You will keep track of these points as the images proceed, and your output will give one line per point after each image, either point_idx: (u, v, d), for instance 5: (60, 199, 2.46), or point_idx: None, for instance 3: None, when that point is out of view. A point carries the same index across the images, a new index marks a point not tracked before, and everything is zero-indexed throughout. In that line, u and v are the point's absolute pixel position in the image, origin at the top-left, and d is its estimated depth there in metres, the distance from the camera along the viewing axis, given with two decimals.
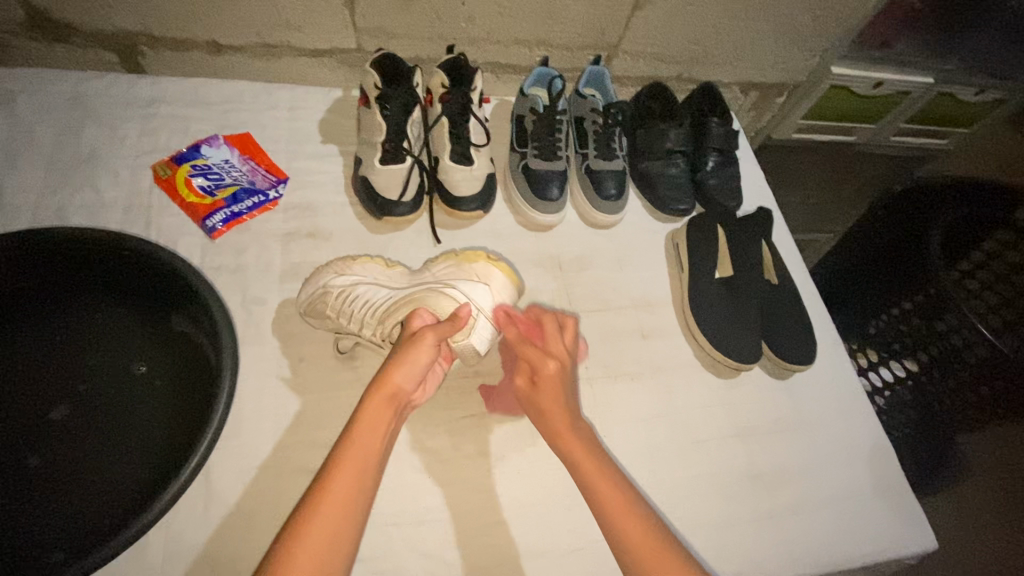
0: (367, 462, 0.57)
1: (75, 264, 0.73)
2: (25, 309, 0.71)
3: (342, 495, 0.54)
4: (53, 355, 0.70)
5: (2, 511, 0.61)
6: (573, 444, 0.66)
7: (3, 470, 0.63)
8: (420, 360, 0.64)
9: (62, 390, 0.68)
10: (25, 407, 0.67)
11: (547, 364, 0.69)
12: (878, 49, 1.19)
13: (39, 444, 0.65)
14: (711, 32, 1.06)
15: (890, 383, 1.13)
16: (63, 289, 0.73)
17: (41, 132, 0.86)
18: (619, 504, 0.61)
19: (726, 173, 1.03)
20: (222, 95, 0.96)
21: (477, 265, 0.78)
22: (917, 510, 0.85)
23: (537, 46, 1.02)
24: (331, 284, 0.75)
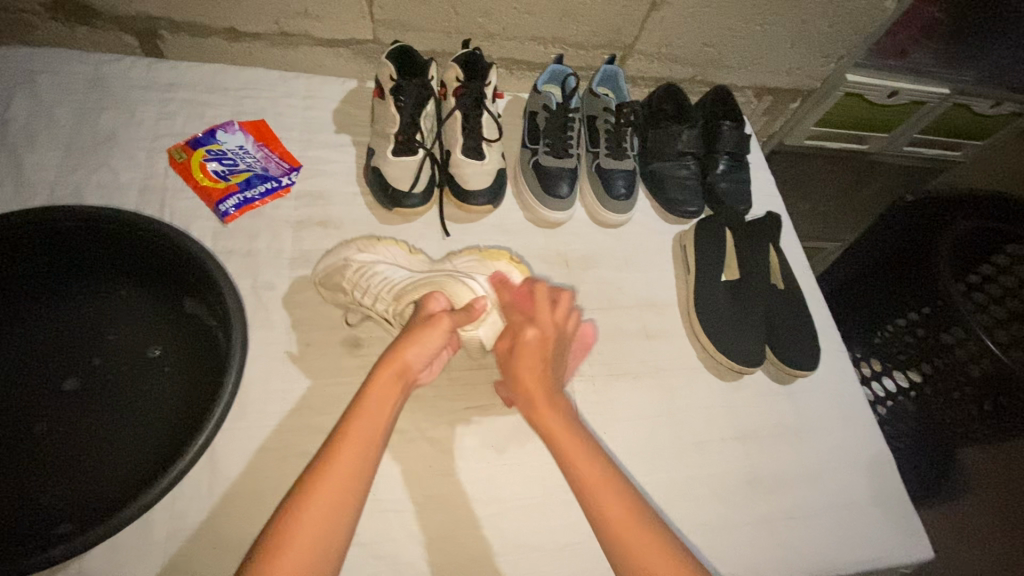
0: (370, 440, 0.58)
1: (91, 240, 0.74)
2: (42, 282, 0.73)
3: (344, 473, 0.55)
4: (68, 328, 0.71)
5: (13, 478, 0.62)
6: (551, 421, 0.67)
7: (12, 437, 0.64)
8: (433, 339, 0.65)
9: (74, 365, 0.69)
10: (38, 377, 0.68)
11: (528, 331, 0.69)
12: (894, 58, 1.18)
13: (50, 413, 0.66)
14: (726, 35, 1.06)
15: (892, 394, 1.15)
16: (80, 265, 0.74)
17: (61, 112, 0.88)
18: (596, 483, 0.62)
19: (736, 177, 1.03)
20: (239, 81, 0.97)
21: (499, 263, 0.80)
22: (915, 521, 0.85)
23: (552, 43, 1.02)
24: (353, 259, 0.76)
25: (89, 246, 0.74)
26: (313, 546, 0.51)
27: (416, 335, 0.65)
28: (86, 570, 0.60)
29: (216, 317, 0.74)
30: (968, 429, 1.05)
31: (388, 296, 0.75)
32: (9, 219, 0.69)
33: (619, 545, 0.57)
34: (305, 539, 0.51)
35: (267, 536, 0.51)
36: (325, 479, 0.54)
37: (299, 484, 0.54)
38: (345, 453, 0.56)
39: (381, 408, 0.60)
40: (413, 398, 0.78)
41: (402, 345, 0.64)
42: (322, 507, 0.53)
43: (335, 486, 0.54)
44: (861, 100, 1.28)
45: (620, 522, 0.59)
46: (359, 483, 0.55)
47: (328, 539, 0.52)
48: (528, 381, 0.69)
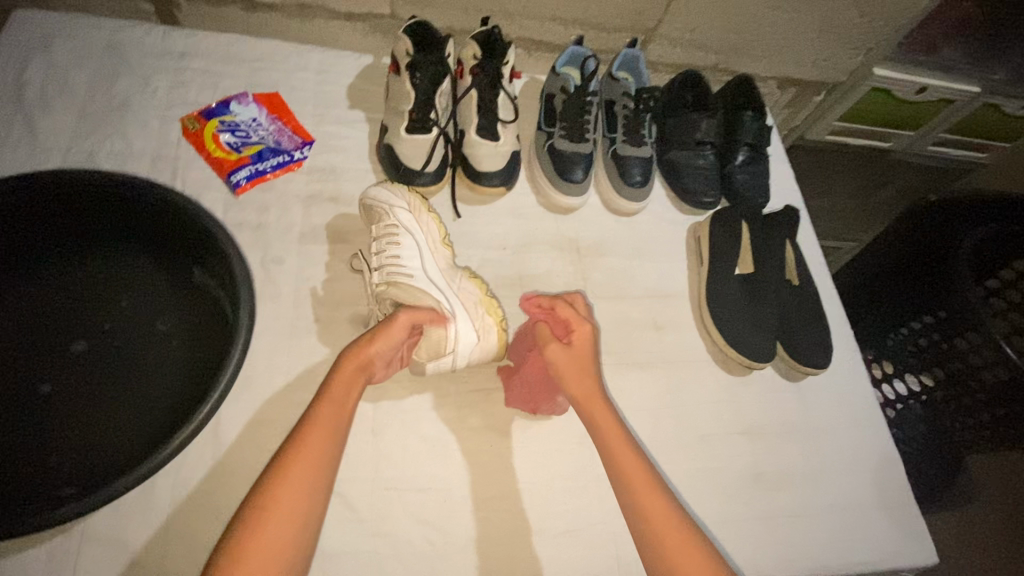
0: (336, 428, 0.59)
1: (104, 206, 0.74)
2: (55, 246, 0.73)
3: (314, 457, 0.56)
4: (79, 292, 0.72)
5: (22, 437, 0.63)
6: (605, 417, 0.67)
7: (18, 396, 0.65)
8: (397, 336, 0.67)
9: (84, 329, 0.70)
10: (48, 338, 0.68)
11: (584, 326, 0.70)
12: (925, 53, 1.16)
13: (57, 373, 0.67)
14: (752, 22, 1.03)
15: (903, 398, 1.16)
16: (93, 230, 0.74)
17: (76, 77, 0.87)
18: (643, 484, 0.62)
19: (756, 169, 1.01)
20: (253, 52, 0.96)
21: (489, 321, 0.73)
22: (920, 525, 0.84)
23: (573, 24, 1.00)
24: (389, 206, 0.77)
25: (100, 212, 0.74)
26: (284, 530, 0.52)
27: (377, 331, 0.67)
28: (90, 530, 0.61)
29: (224, 289, 0.73)
30: (976, 434, 1.08)
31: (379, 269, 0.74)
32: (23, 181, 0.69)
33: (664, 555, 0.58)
34: (279, 522, 0.52)
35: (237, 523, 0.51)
36: (295, 463, 0.55)
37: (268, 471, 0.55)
38: (312, 440, 0.57)
39: (342, 401, 0.61)
40: (417, 377, 0.78)
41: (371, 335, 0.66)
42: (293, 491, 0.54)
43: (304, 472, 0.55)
44: (887, 96, 1.25)
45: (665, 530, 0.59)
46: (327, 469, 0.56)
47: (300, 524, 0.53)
48: (574, 379, 0.68)
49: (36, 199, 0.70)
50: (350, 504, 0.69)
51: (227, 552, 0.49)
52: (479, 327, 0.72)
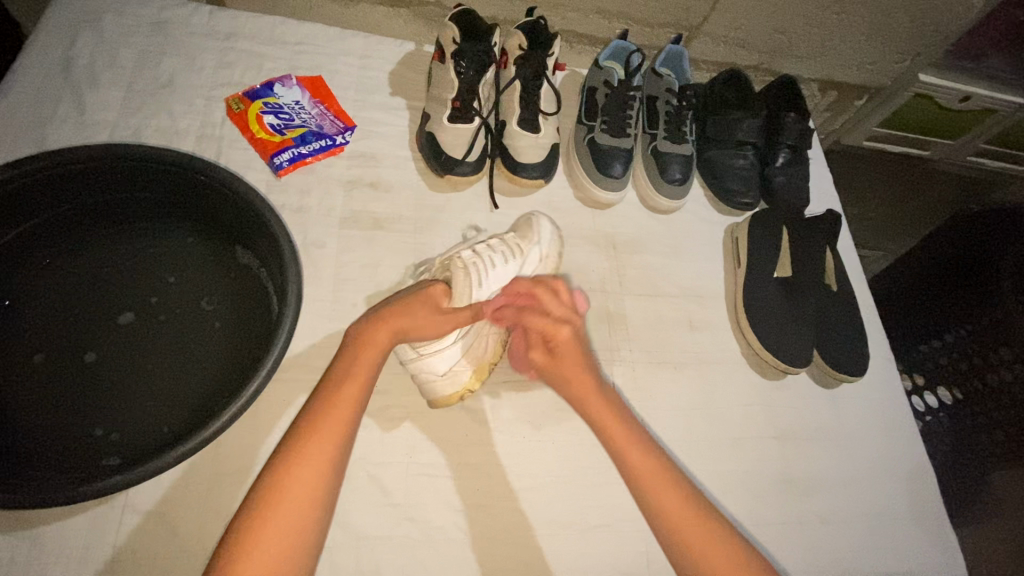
0: (348, 422, 0.56)
1: (155, 182, 0.75)
2: (107, 219, 0.74)
3: (304, 482, 0.52)
4: (128, 265, 0.72)
5: (72, 404, 0.64)
6: (608, 417, 0.65)
7: (65, 365, 0.66)
8: (422, 328, 0.65)
9: (132, 301, 0.70)
10: (97, 309, 0.69)
11: (562, 330, 0.65)
12: (968, 60, 1.13)
13: (104, 343, 0.68)
14: (800, 22, 1.01)
15: (932, 410, 1.11)
16: (143, 204, 0.75)
17: (124, 54, 0.88)
18: (655, 476, 0.61)
19: (796, 172, 0.99)
20: (297, 35, 0.96)
21: (462, 377, 0.73)
22: (952, 540, 0.83)
23: (617, 18, 0.99)
24: (536, 238, 0.81)
25: (154, 188, 0.75)
26: (294, 525, 0.50)
27: (410, 310, 0.65)
28: (132, 502, 0.62)
29: (270, 270, 0.74)
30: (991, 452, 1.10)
31: (477, 256, 0.74)
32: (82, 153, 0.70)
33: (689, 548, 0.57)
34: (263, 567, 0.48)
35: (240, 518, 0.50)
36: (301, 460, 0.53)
37: (270, 468, 0.53)
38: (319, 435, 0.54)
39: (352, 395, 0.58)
40: None
41: (394, 318, 0.63)
42: (301, 486, 0.52)
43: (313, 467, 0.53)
44: (931, 103, 1.22)
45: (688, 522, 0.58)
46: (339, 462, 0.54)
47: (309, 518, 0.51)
48: (572, 386, 0.67)
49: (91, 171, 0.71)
50: (385, 488, 0.69)
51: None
52: (455, 368, 0.72)
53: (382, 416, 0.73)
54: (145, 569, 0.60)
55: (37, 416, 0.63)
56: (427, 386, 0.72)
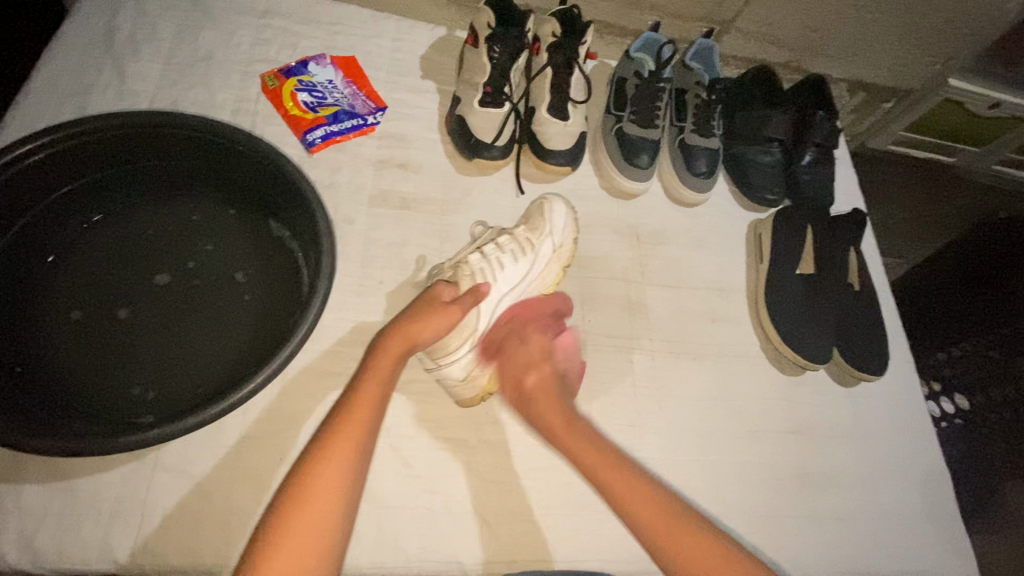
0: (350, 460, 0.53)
1: (196, 150, 0.76)
2: (148, 185, 0.76)
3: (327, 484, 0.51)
4: (166, 230, 0.74)
5: (107, 358, 0.66)
6: (552, 422, 0.64)
7: (99, 319, 0.68)
8: (442, 330, 0.64)
9: (168, 263, 0.72)
10: (135, 269, 0.71)
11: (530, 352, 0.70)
12: (1003, 67, 1.11)
13: (138, 302, 0.70)
14: (833, 20, 1.00)
15: (950, 415, 1.12)
16: (183, 173, 0.77)
17: (163, 27, 0.89)
18: (643, 503, 0.57)
19: (823, 170, 0.99)
20: (332, 16, 0.97)
21: (485, 381, 0.72)
22: (966, 543, 0.83)
23: (649, 10, 0.99)
24: (548, 229, 0.80)
25: (197, 158, 0.77)
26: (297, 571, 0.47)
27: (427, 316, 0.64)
28: (162, 461, 0.63)
29: (304, 242, 0.75)
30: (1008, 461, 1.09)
31: (486, 259, 0.74)
32: (130, 120, 0.72)
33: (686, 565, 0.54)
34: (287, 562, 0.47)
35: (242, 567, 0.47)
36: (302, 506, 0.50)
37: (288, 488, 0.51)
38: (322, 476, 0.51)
39: (361, 418, 0.55)
40: None
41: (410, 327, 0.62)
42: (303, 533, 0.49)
43: (318, 512, 0.50)
44: (961, 108, 1.21)
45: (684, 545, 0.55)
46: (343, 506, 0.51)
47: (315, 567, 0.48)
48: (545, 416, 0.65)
49: (137, 136, 0.73)
50: (406, 460, 0.70)
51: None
52: (476, 373, 0.71)
53: (405, 391, 0.74)
54: (174, 525, 0.61)
55: (75, 370, 0.65)
56: (454, 388, 0.71)
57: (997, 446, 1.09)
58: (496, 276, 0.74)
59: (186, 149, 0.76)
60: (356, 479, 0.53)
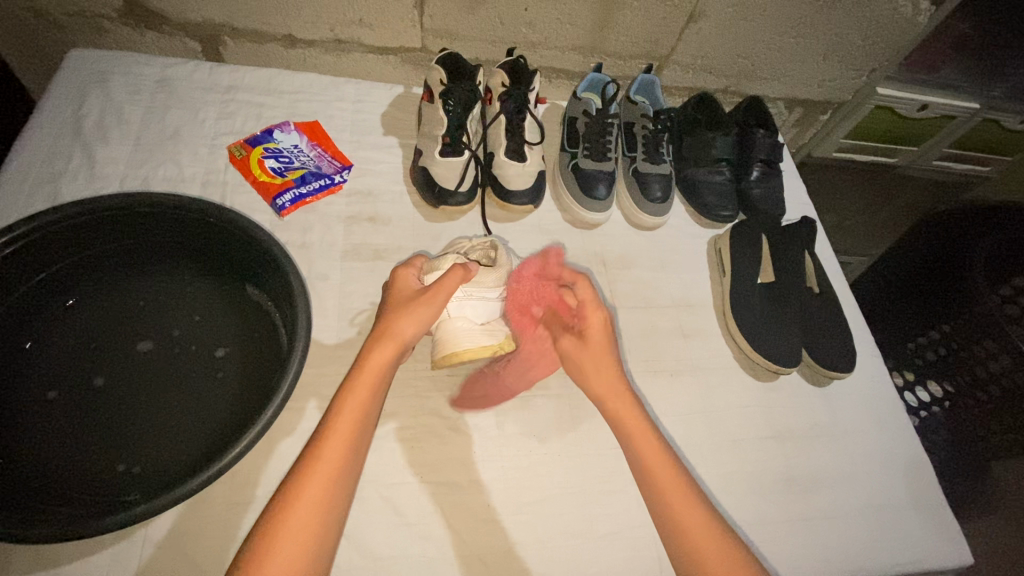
0: (350, 446, 0.59)
1: (171, 225, 0.80)
2: (127, 263, 0.79)
3: (325, 479, 0.57)
4: (147, 302, 0.76)
5: (92, 435, 0.67)
6: (612, 380, 0.72)
7: (78, 395, 0.69)
8: (427, 319, 0.68)
9: (150, 331, 0.74)
10: (118, 342, 0.73)
11: (596, 316, 0.72)
12: (924, 72, 1.19)
13: (121, 372, 0.71)
14: (760, 47, 1.09)
15: (926, 404, 1.18)
16: (162, 247, 0.80)
17: (130, 110, 0.93)
18: (643, 435, 0.68)
19: (771, 184, 1.04)
20: (293, 85, 1.02)
21: (499, 337, 0.76)
22: (955, 527, 0.84)
23: (591, 53, 1.06)
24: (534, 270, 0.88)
25: (173, 231, 0.80)
26: (302, 551, 0.53)
27: (413, 309, 0.68)
28: (152, 535, 0.63)
29: (279, 302, 0.78)
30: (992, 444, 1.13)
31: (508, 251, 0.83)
32: (104, 202, 0.75)
33: (671, 512, 0.62)
34: (284, 545, 0.52)
35: (245, 550, 0.52)
36: (305, 492, 0.55)
37: (286, 482, 0.57)
38: (322, 464, 0.57)
39: (352, 422, 0.61)
40: (457, 385, 0.81)
41: (396, 331, 0.67)
42: (303, 517, 0.54)
43: (309, 507, 0.55)
44: (891, 113, 1.29)
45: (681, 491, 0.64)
46: (342, 492, 0.57)
47: (303, 559, 0.53)
48: (595, 374, 0.72)
49: (113, 218, 0.77)
50: (398, 508, 0.71)
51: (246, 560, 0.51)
52: (488, 322, 0.76)
53: (390, 438, 0.75)
54: None
55: (58, 451, 0.65)
56: (455, 336, 0.74)
57: (980, 431, 1.13)
58: (514, 263, 0.81)
59: (161, 225, 0.79)
60: (348, 478, 0.58)
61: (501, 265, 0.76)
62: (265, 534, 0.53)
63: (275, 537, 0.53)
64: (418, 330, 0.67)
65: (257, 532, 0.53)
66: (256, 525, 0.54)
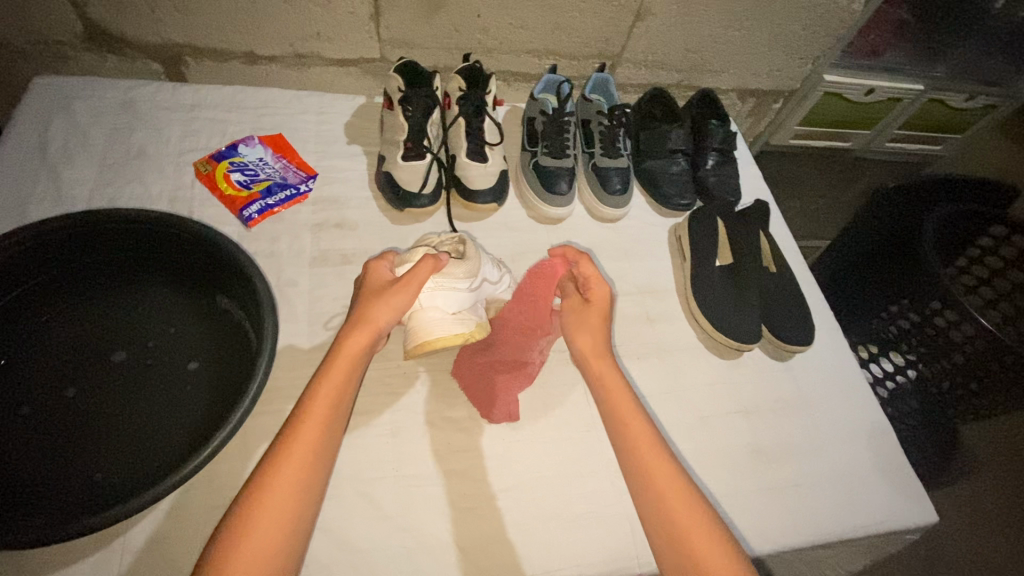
0: (326, 428, 0.61)
1: (139, 240, 0.81)
2: (97, 279, 0.80)
3: (302, 460, 0.59)
4: (120, 316, 0.78)
5: (69, 446, 0.67)
6: (602, 361, 0.77)
7: (55, 407, 0.70)
8: (400, 308, 0.70)
9: (124, 342, 0.76)
10: (92, 355, 0.74)
11: (599, 286, 0.79)
12: (868, 57, 1.27)
13: (96, 383, 0.72)
14: (707, 41, 1.13)
15: (891, 374, 1.23)
16: (131, 262, 0.82)
17: (95, 133, 0.95)
18: (630, 415, 0.71)
19: (726, 171, 1.09)
20: (257, 101, 1.04)
21: (469, 327, 0.77)
22: (917, 487, 0.88)
23: (546, 56, 1.11)
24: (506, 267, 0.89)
25: (141, 246, 0.82)
26: (280, 530, 0.55)
27: (386, 297, 0.70)
28: (130, 542, 0.64)
29: (250, 308, 0.80)
30: (961, 409, 1.16)
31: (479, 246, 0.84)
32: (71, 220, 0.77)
33: (634, 453, 0.68)
34: (264, 522, 0.54)
35: (224, 527, 0.54)
36: (282, 472, 0.57)
37: (264, 463, 0.58)
38: (300, 444, 0.59)
39: (328, 405, 0.63)
40: (429, 380, 0.83)
41: (370, 320, 0.69)
42: (284, 491, 0.56)
43: (286, 487, 0.57)
44: (841, 99, 1.35)
45: (619, 398, 0.73)
46: (320, 471, 0.60)
47: (281, 538, 0.54)
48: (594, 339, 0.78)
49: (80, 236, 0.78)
50: (376, 502, 0.73)
51: (226, 538, 0.53)
52: (459, 313, 0.77)
53: (365, 435, 0.77)
54: None
55: (33, 465, 0.66)
56: (426, 326, 0.75)
57: (944, 396, 1.17)
58: (485, 257, 0.83)
59: (130, 240, 0.81)
60: (324, 460, 0.61)
61: (471, 257, 0.77)
62: (246, 507, 0.55)
63: (254, 514, 0.54)
64: (392, 317, 0.70)
65: (239, 507, 0.55)
66: (233, 506, 0.55)
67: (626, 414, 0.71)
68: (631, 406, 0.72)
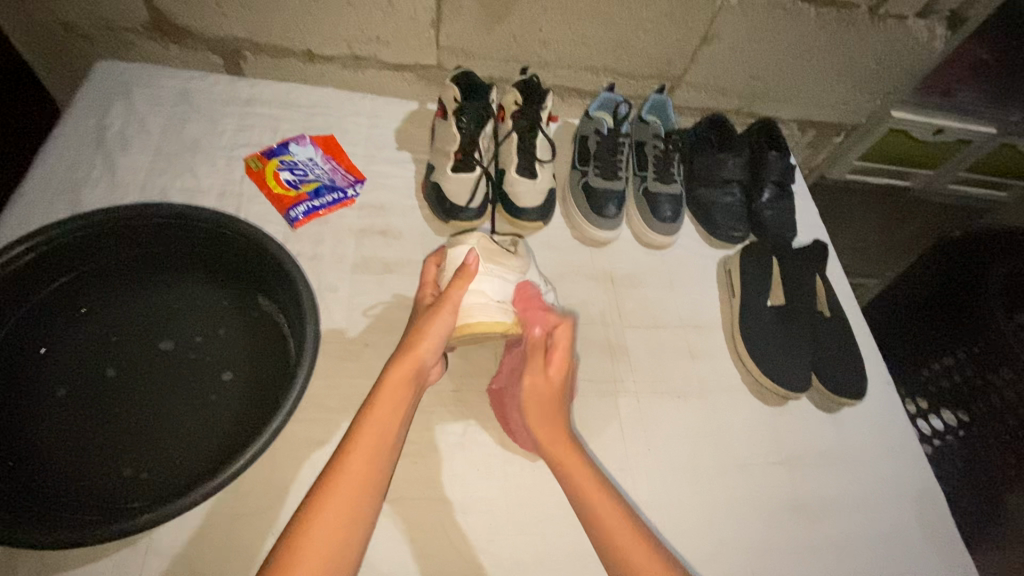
0: (371, 460, 0.60)
1: (187, 234, 0.82)
2: (144, 270, 0.81)
3: (349, 492, 0.57)
4: (161, 309, 0.78)
5: (105, 438, 0.68)
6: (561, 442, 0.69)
7: (95, 396, 0.70)
8: (445, 329, 0.70)
9: (165, 335, 0.76)
10: (136, 345, 0.74)
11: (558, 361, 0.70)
12: (939, 96, 1.19)
13: (135, 377, 0.72)
14: (773, 70, 1.09)
15: (940, 433, 1.13)
16: (177, 256, 0.82)
17: (151, 122, 0.96)
18: (591, 488, 0.67)
19: (783, 206, 1.04)
20: (310, 100, 1.04)
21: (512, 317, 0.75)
22: (967, 562, 0.82)
23: (604, 73, 1.07)
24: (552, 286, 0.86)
25: (188, 241, 0.82)
26: (322, 567, 0.53)
27: (429, 323, 0.69)
28: (155, 545, 0.63)
29: (289, 313, 0.79)
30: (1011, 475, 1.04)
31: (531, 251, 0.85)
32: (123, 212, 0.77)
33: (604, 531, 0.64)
34: (309, 559, 0.53)
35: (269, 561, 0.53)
36: (327, 506, 0.56)
37: (309, 496, 0.57)
38: (342, 482, 0.58)
39: (373, 438, 0.61)
40: (463, 401, 0.81)
41: (417, 346, 0.68)
42: (328, 527, 0.55)
43: (330, 522, 0.55)
44: (906, 137, 1.28)
45: (582, 480, 0.67)
46: (363, 510, 0.58)
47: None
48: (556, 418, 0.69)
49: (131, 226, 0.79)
50: (400, 525, 0.70)
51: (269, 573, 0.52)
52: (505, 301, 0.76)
53: None
54: None
55: (68, 455, 0.66)
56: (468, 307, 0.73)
57: (996, 460, 1.06)
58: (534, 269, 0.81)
59: (178, 235, 0.81)
60: (371, 493, 0.59)
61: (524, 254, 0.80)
62: (288, 542, 0.54)
63: (297, 551, 0.53)
64: (439, 339, 0.69)
65: (283, 542, 0.54)
66: (277, 540, 0.54)
67: (584, 491, 0.67)
68: (590, 475, 0.68)
